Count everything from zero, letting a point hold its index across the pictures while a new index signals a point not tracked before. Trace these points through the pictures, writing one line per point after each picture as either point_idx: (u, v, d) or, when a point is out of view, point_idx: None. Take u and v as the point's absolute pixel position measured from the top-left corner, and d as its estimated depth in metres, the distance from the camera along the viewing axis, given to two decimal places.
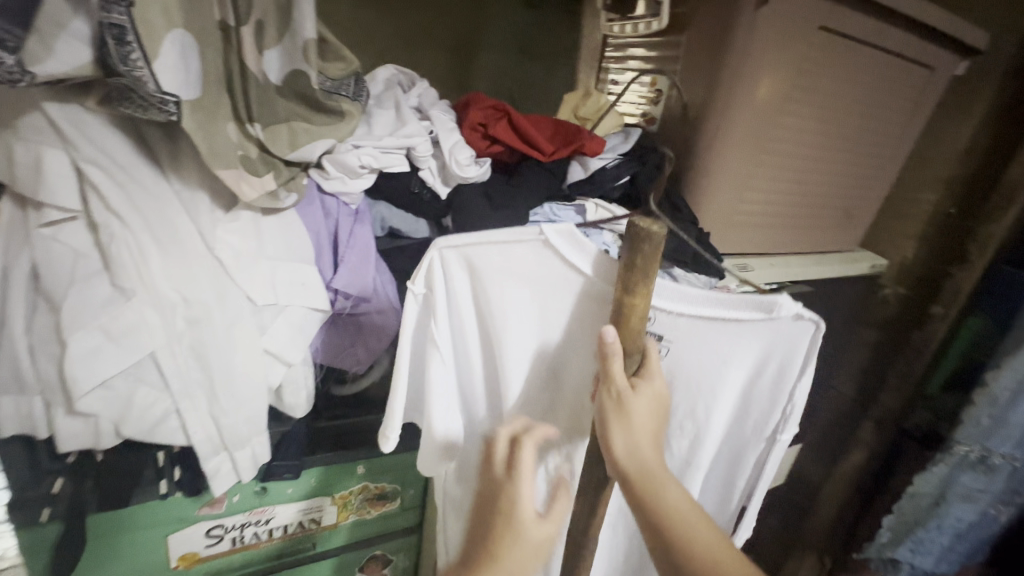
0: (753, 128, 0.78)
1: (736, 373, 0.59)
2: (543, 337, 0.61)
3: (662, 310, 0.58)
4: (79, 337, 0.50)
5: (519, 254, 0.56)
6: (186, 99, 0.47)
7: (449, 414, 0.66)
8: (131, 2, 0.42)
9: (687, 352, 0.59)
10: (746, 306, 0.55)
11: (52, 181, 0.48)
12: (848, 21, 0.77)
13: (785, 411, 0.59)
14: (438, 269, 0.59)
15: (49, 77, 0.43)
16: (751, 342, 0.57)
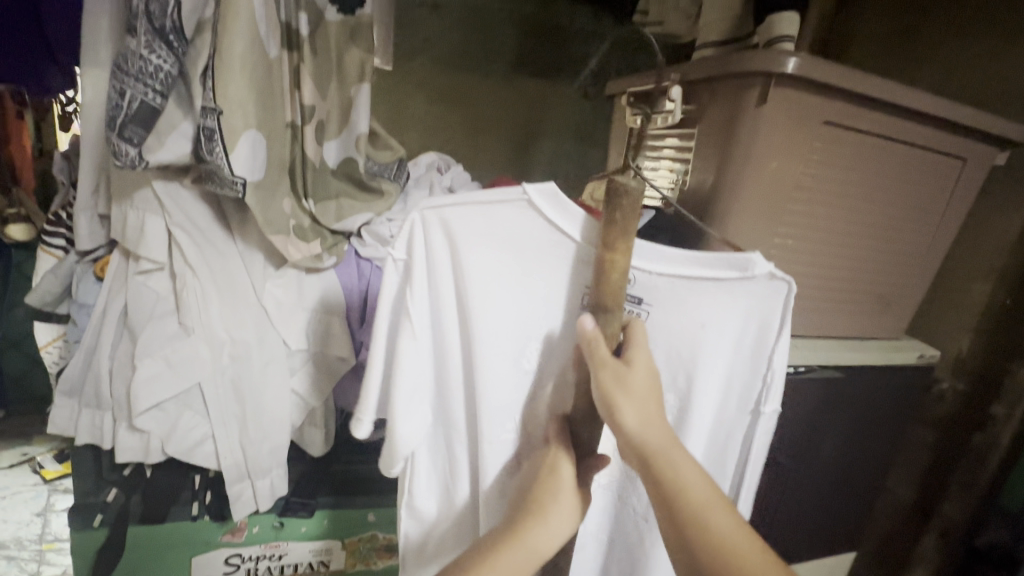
0: (780, 165, 0.79)
1: (720, 351, 0.57)
2: (526, 305, 0.58)
3: (641, 270, 0.57)
4: (145, 362, 0.61)
5: (501, 217, 0.55)
6: (251, 181, 0.59)
7: (419, 394, 0.61)
8: (220, 111, 0.54)
9: (664, 319, 0.58)
10: (723, 265, 0.54)
11: (150, 239, 0.62)
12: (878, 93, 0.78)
13: (774, 387, 0.58)
14: (421, 235, 0.57)
15: (158, 162, 0.57)
16: (734, 308, 0.56)
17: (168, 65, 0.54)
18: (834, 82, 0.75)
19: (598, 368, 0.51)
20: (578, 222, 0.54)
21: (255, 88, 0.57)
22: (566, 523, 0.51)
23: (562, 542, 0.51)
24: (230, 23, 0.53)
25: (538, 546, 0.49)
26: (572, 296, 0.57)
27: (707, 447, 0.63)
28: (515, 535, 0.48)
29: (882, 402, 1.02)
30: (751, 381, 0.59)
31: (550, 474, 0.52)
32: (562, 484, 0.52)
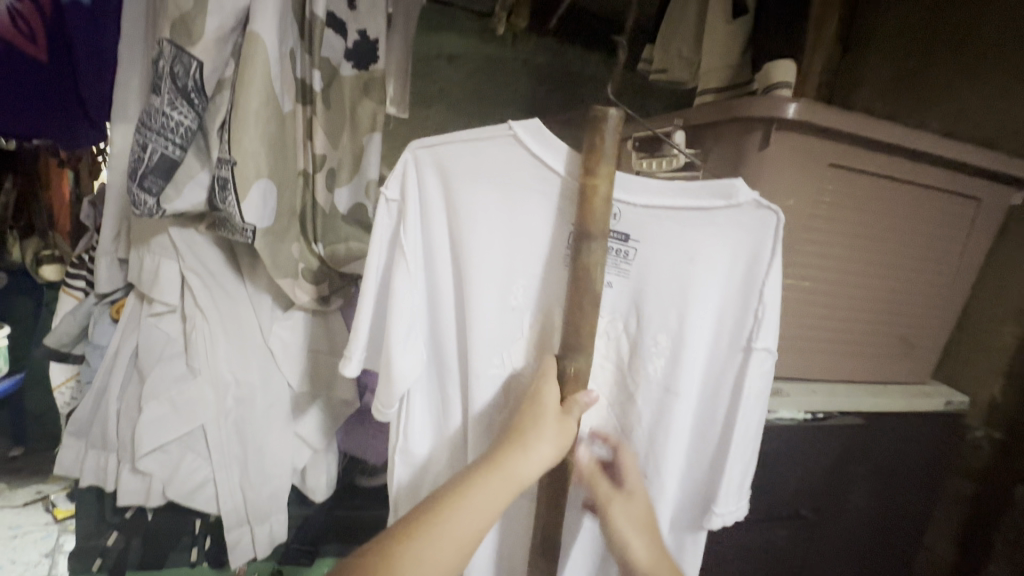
0: (798, 172, 0.77)
1: (709, 284, 0.56)
2: (514, 240, 0.58)
3: (626, 203, 0.56)
4: (152, 404, 0.62)
5: (490, 154, 0.56)
6: (261, 228, 0.61)
7: (412, 331, 0.60)
8: (234, 163, 0.57)
9: (653, 253, 0.57)
10: (704, 193, 0.54)
11: (163, 284, 0.64)
12: (889, 134, 0.77)
13: (766, 321, 0.54)
14: (415, 175, 0.58)
15: (175, 211, 0.60)
16: (721, 239, 0.54)
17: (189, 120, 0.58)
18: (839, 127, 0.75)
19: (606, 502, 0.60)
20: (561, 155, 0.54)
21: (268, 139, 0.59)
22: (550, 447, 0.50)
23: (548, 466, 0.50)
24: (247, 80, 0.57)
25: (522, 470, 0.47)
26: (556, 230, 0.58)
27: (702, 391, 0.60)
28: (495, 461, 0.47)
29: (911, 449, 0.96)
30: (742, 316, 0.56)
31: (531, 406, 0.53)
32: (546, 413, 0.52)
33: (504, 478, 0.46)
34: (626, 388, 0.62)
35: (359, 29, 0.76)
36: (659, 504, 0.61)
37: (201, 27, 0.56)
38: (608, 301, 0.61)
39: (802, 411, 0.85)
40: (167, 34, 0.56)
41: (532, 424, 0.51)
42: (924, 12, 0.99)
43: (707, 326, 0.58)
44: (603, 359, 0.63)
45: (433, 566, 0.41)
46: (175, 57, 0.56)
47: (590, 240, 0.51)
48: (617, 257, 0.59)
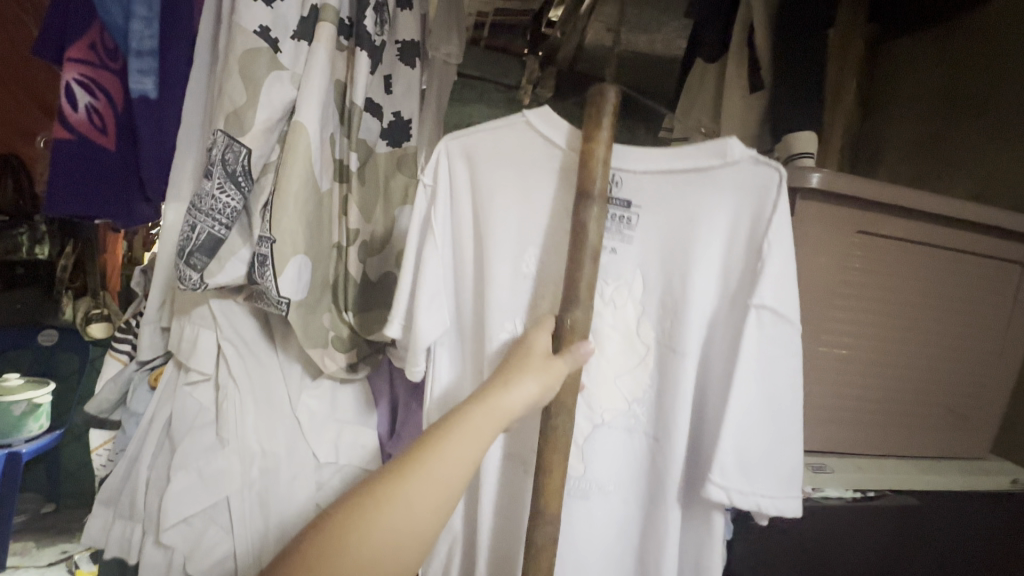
0: (825, 238, 0.76)
1: (711, 246, 0.59)
2: (527, 213, 0.63)
3: (626, 172, 0.62)
4: (180, 475, 0.63)
5: (505, 137, 0.62)
6: (295, 300, 0.63)
7: (440, 298, 0.64)
8: (274, 241, 0.61)
9: (654, 219, 0.62)
10: (701, 155, 0.58)
11: (200, 353, 0.66)
12: (916, 201, 0.77)
13: (764, 276, 0.54)
14: (444, 166, 0.65)
15: (216, 284, 0.63)
16: (721, 199, 0.58)
17: (235, 202, 0.62)
18: (866, 194, 0.74)
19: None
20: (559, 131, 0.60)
21: (306, 218, 0.63)
22: (533, 384, 0.51)
23: (533, 402, 0.51)
24: (289, 163, 0.61)
25: (504, 401, 0.49)
26: (559, 196, 0.61)
27: (710, 354, 0.61)
28: (479, 396, 0.49)
29: (975, 530, 0.88)
30: (746, 276, 0.57)
31: (520, 353, 0.55)
32: (531, 356, 0.54)
33: (487, 412, 0.48)
34: (639, 359, 0.64)
35: (394, 111, 0.82)
36: (669, 467, 0.62)
37: (251, 119, 0.61)
38: (613, 269, 0.64)
39: (847, 487, 0.79)
40: (221, 126, 0.61)
41: (516, 366, 0.53)
42: (944, 78, 0.99)
43: (712, 288, 0.60)
44: (613, 329, 0.64)
45: (420, 497, 0.43)
46: (228, 146, 0.61)
47: (589, 200, 0.54)
48: (618, 225, 0.63)
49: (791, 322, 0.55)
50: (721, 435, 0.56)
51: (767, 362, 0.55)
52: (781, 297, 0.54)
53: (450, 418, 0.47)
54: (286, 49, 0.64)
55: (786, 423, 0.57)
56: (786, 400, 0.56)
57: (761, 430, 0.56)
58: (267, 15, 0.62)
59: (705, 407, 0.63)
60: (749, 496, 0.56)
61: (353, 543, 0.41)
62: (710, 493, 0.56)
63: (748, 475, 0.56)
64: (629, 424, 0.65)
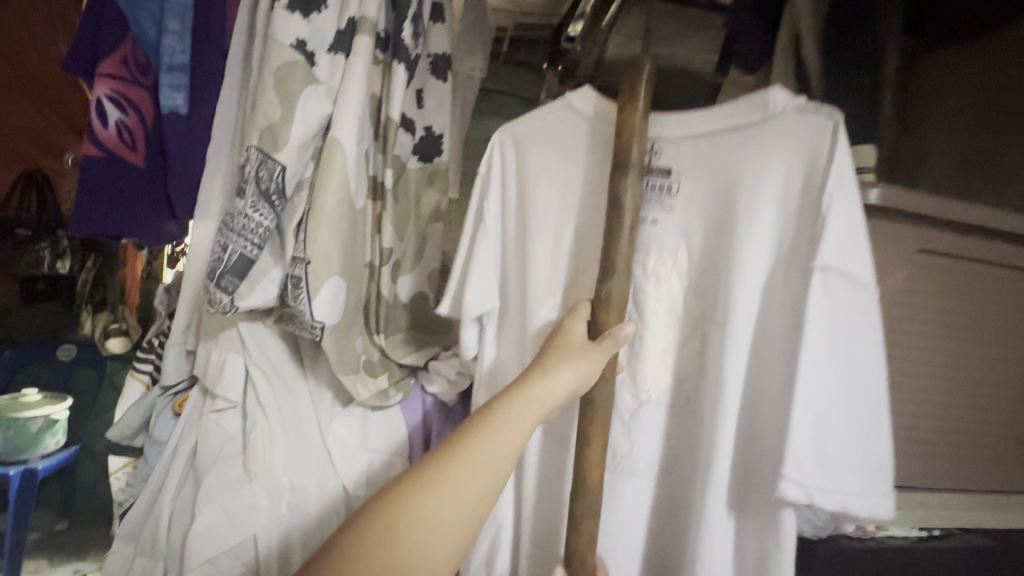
0: (888, 257, 0.71)
1: (764, 206, 0.52)
2: (573, 206, 0.60)
3: (665, 139, 0.59)
4: (206, 510, 0.60)
5: (549, 118, 0.61)
6: (329, 325, 0.60)
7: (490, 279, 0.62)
8: (307, 262, 0.58)
9: (698, 183, 0.57)
10: (742, 110, 0.54)
11: (228, 379, 0.63)
12: (987, 217, 0.71)
13: (826, 232, 0.48)
14: (497, 158, 0.64)
15: (247, 307, 0.60)
16: (770, 154, 0.52)
17: (267, 221, 0.59)
18: (933, 211, 0.69)
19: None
20: (599, 117, 0.59)
21: (342, 238, 0.60)
22: (572, 374, 0.50)
23: (573, 392, 0.50)
24: (325, 181, 0.58)
25: (540, 394, 0.49)
26: (595, 167, 0.59)
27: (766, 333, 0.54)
28: (519, 387, 0.49)
29: None
30: (805, 238, 0.51)
31: (559, 341, 0.53)
32: (570, 344, 0.52)
33: (526, 402, 0.48)
34: (682, 342, 0.58)
35: (425, 125, 0.79)
36: (715, 456, 0.53)
37: (286, 135, 0.58)
38: (656, 240, 0.59)
39: (912, 525, 0.74)
40: (255, 142, 0.59)
41: (555, 354, 0.51)
42: (984, 78, 0.82)
43: (766, 252, 0.53)
44: (657, 301, 0.59)
45: (461, 483, 0.45)
46: (261, 163, 0.58)
47: (624, 171, 0.52)
48: (657, 193, 0.59)
49: (864, 285, 0.49)
50: (792, 422, 0.49)
51: (837, 332, 0.49)
52: (848, 257, 0.48)
53: (490, 408, 0.48)
54: (321, 63, 0.61)
55: (865, 404, 0.49)
56: (864, 375, 0.49)
57: (832, 409, 0.49)
58: (303, 27, 0.60)
59: (759, 390, 0.55)
60: (832, 495, 0.48)
61: (398, 524, 0.43)
62: (783, 491, 0.48)
63: (826, 468, 0.48)
64: (677, 403, 0.59)
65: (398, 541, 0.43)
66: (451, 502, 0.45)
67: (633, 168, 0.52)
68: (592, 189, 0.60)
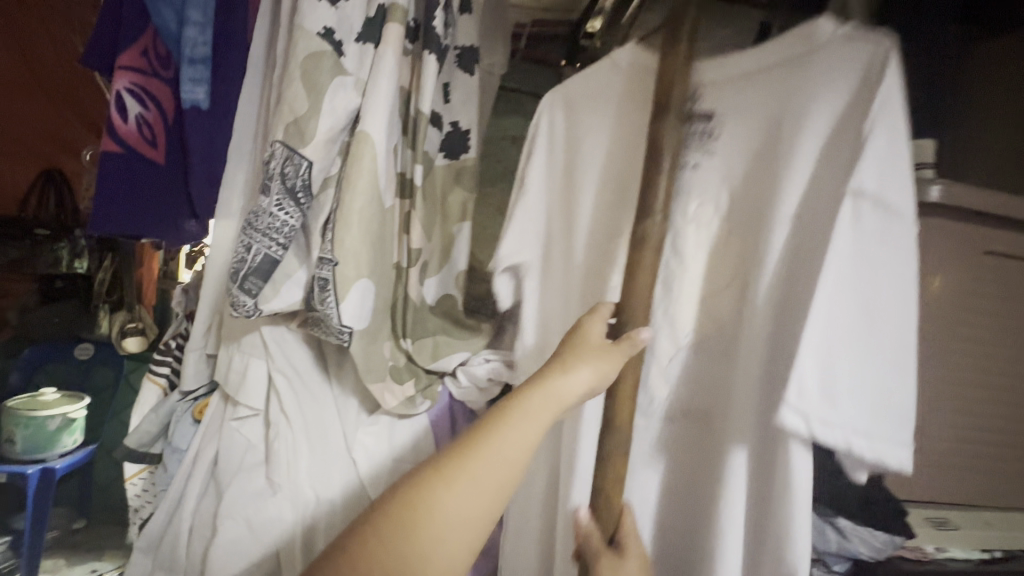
0: (951, 259, 0.65)
1: (805, 138, 0.47)
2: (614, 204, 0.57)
3: (702, 79, 0.53)
4: (229, 525, 0.57)
5: (597, 84, 0.57)
6: (357, 330, 0.57)
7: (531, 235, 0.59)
8: (335, 263, 0.54)
9: (745, 123, 0.52)
10: (787, 44, 0.49)
11: (251, 387, 0.60)
12: None
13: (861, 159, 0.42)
14: (546, 123, 0.60)
15: (271, 310, 0.57)
16: (816, 88, 0.46)
17: (293, 220, 0.56)
18: (1002, 211, 0.64)
19: (596, 560, 0.47)
20: (640, 104, 0.55)
21: (371, 238, 0.56)
22: (591, 373, 0.43)
23: (590, 393, 0.44)
24: (354, 178, 0.55)
25: (558, 390, 0.42)
26: (634, 135, 0.56)
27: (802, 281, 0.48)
28: (537, 380, 0.42)
29: None
30: (843, 166, 0.45)
31: (575, 336, 0.47)
32: (585, 341, 0.46)
33: (544, 400, 0.42)
34: (717, 301, 0.53)
35: (451, 121, 0.75)
36: None
37: (314, 129, 0.55)
38: (698, 185, 0.53)
39: (973, 547, 0.68)
40: (280, 136, 0.56)
41: (576, 350, 0.45)
42: None
43: (799, 182, 0.48)
44: (696, 247, 0.53)
45: (477, 483, 0.37)
46: (287, 158, 0.55)
47: (663, 116, 0.45)
48: (698, 139, 0.53)
49: (900, 216, 0.43)
50: (801, 346, 0.43)
51: (862, 261, 0.43)
52: (883, 184, 0.42)
53: (508, 403, 0.41)
54: (349, 53, 0.58)
55: (889, 341, 0.43)
56: (890, 309, 0.43)
57: (855, 347, 0.43)
58: (331, 16, 0.56)
59: (779, 335, 0.49)
60: (839, 431, 0.42)
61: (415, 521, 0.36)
62: (783, 420, 0.43)
63: (834, 400, 0.42)
64: (707, 354, 0.54)
65: (415, 537, 0.35)
66: (470, 499, 0.37)
67: (672, 111, 0.45)
68: (630, 153, 0.57)
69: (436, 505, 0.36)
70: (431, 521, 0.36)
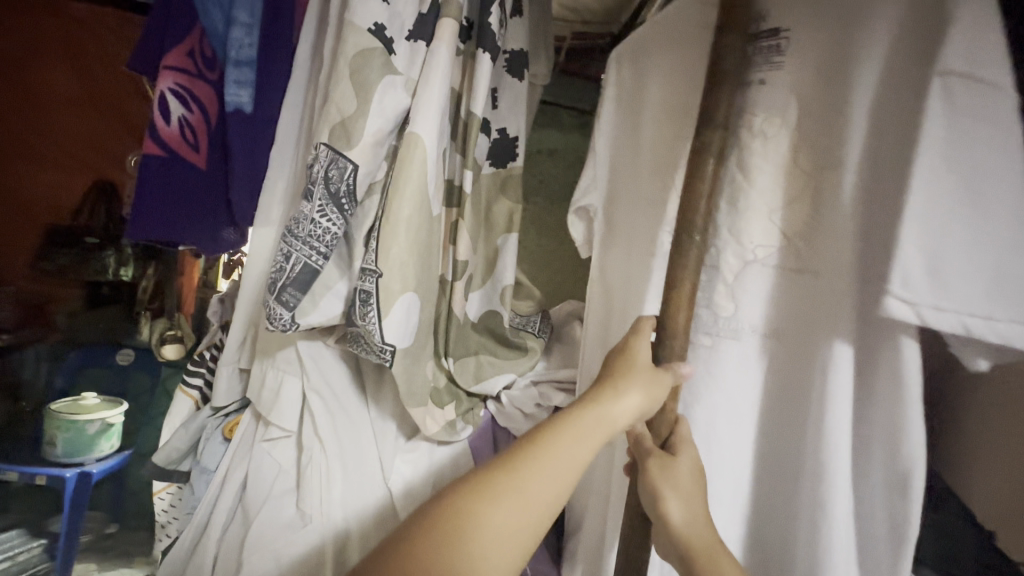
0: None
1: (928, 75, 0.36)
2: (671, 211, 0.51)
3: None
4: (255, 561, 0.51)
5: (649, 72, 0.54)
6: (400, 348, 0.52)
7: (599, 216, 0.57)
8: (380, 274, 0.50)
9: (817, 30, 0.43)
10: None
11: (284, 405, 0.56)
12: None
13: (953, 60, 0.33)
14: (613, 80, 0.57)
15: (308, 326, 0.53)
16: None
17: (336, 227, 0.52)
18: None
19: (643, 459, 0.45)
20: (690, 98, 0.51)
21: (418, 247, 0.52)
22: (638, 395, 0.40)
23: (638, 418, 0.40)
24: (401, 184, 0.50)
25: (606, 411, 0.39)
26: (681, 93, 0.52)
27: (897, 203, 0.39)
28: (583, 402, 0.40)
29: None
30: (924, 49, 0.37)
31: (621, 359, 0.44)
32: (634, 365, 0.43)
33: (594, 422, 0.39)
34: (787, 244, 0.46)
35: (499, 127, 0.71)
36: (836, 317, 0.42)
37: (360, 131, 0.51)
38: (765, 101, 0.46)
39: None
40: (325, 138, 0.52)
41: (621, 371, 0.42)
42: None
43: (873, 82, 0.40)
44: (764, 159, 0.45)
45: (521, 512, 0.34)
46: (332, 161, 0.51)
47: (727, 29, 0.43)
48: (765, 54, 0.46)
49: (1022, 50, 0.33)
50: (906, 219, 0.34)
51: (966, 112, 0.33)
52: (976, 58, 0.33)
53: (549, 429, 0.38)
54: (400, 52, 0.55)
55: (1012, 197, 0.33)
56: (1007, 169, 0.33)
57: (987, 219, 0.33)
58: (383, 11, 0.53)
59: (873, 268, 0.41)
60: (950, 316, 0.34)
61: (453, 540, 0.32)
62: (890, 312, 0.35)
63: (949, 281, 0.34)
64: (794, 267, 0.45)
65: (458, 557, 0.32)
66: (513, 524, 0.34)
67: (738, 27, 0.43)
68: (671, 110, 0.53)
69: (478, 528, 0.33)
70: (472, 542, 0.32)
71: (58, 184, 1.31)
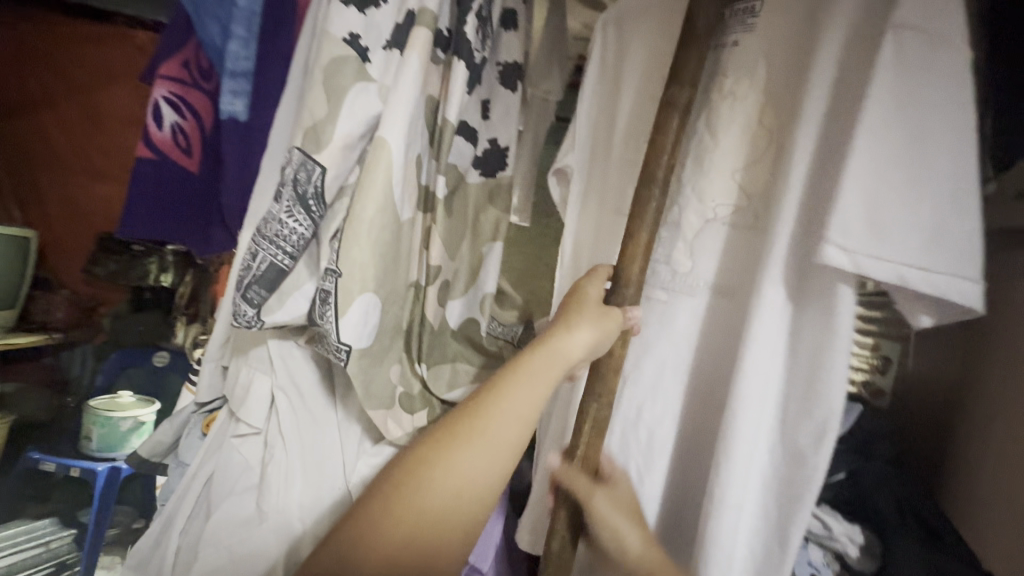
0: None
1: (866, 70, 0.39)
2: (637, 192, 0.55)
3: None
4: (209, 551, 0.53)
5: (623, 86, 0.59)
6: (357, 348, 0.52)
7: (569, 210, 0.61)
8: (339, 275, 0.50)
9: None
10: None
11: (252, 402, 0.57)
12: None
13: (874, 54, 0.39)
14: (600, 47, 0.61)
15: (274, 324, 0.53)
16: None
17: (303, 228, 0.53)
18: None
19: (596, 457, 0.46)
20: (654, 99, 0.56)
21: (380, 251, 0.52)
22: (588, 334, 0.43)
23: (592, 353, 0.44)
24: (365, 188, 0.51)
25: (558, 350, 0.42)
26: (649, 85, 0.57)
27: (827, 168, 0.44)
28: (536, 342, 0.43)
29: None
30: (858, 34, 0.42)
31: (572, 297, 0.47)
32: (585, 304, 0.46)
33: (547, 360, 0.42)
34: (746, 202, 0.49)
35: (489, 138, 0.69)
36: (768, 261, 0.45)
37: (330, 135, 0.53)
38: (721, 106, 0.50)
39: None
40: (298, 142, 0.54)
41: (574, 310, 0.45)
42: None
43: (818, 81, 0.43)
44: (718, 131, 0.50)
45: (487, 445, 0.39)
46: (301, 164, 0.53)
47: None
48: (741, 17, 0.51)
49: (922, 47, 0.38)
50: (847, 176, 0.39)
51: (903, 95, 0.38)
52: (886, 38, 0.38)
53: (508, 368, 0.42)
54: (376, 60, 0.56)
55: (941, 172, 0.38)
56: (942, 136, 0.38)
57: (917, 177, 0.38)
58: (360, 21, 0.55)
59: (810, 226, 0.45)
60: (884, 265, 0.38)
61: (427, 473, 0.38)
62: (827, 259, 0.39)
63: (883, 234, 0.38)
64: (748, 223, 0.49)
65: (433, 489, 0.38)
66: (482, 460, 0.39)
67: None
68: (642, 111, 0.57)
69: (449, 462, 0.38)
70: (445, 476, 0.38)
71: (109, 195, 1.40)
